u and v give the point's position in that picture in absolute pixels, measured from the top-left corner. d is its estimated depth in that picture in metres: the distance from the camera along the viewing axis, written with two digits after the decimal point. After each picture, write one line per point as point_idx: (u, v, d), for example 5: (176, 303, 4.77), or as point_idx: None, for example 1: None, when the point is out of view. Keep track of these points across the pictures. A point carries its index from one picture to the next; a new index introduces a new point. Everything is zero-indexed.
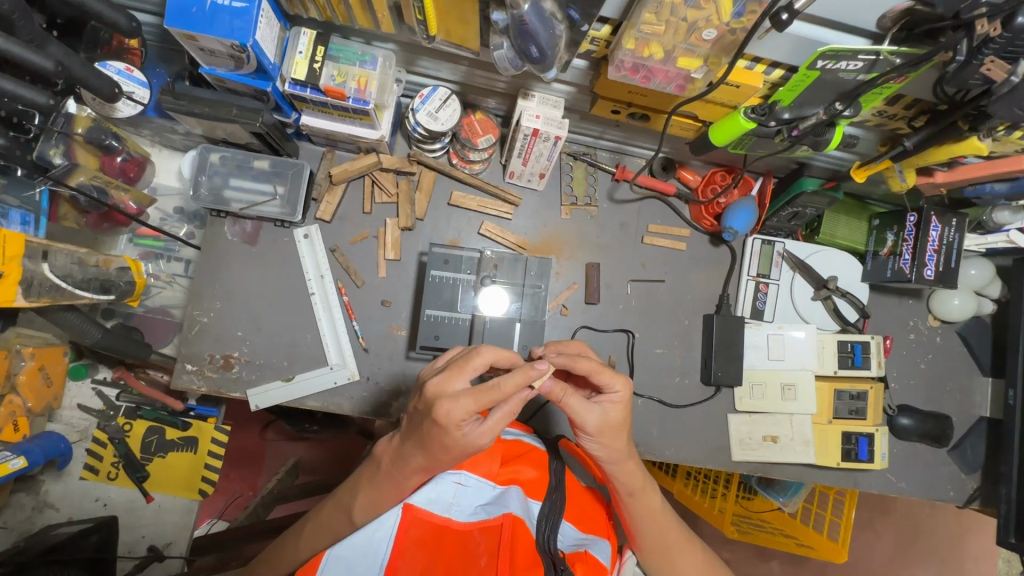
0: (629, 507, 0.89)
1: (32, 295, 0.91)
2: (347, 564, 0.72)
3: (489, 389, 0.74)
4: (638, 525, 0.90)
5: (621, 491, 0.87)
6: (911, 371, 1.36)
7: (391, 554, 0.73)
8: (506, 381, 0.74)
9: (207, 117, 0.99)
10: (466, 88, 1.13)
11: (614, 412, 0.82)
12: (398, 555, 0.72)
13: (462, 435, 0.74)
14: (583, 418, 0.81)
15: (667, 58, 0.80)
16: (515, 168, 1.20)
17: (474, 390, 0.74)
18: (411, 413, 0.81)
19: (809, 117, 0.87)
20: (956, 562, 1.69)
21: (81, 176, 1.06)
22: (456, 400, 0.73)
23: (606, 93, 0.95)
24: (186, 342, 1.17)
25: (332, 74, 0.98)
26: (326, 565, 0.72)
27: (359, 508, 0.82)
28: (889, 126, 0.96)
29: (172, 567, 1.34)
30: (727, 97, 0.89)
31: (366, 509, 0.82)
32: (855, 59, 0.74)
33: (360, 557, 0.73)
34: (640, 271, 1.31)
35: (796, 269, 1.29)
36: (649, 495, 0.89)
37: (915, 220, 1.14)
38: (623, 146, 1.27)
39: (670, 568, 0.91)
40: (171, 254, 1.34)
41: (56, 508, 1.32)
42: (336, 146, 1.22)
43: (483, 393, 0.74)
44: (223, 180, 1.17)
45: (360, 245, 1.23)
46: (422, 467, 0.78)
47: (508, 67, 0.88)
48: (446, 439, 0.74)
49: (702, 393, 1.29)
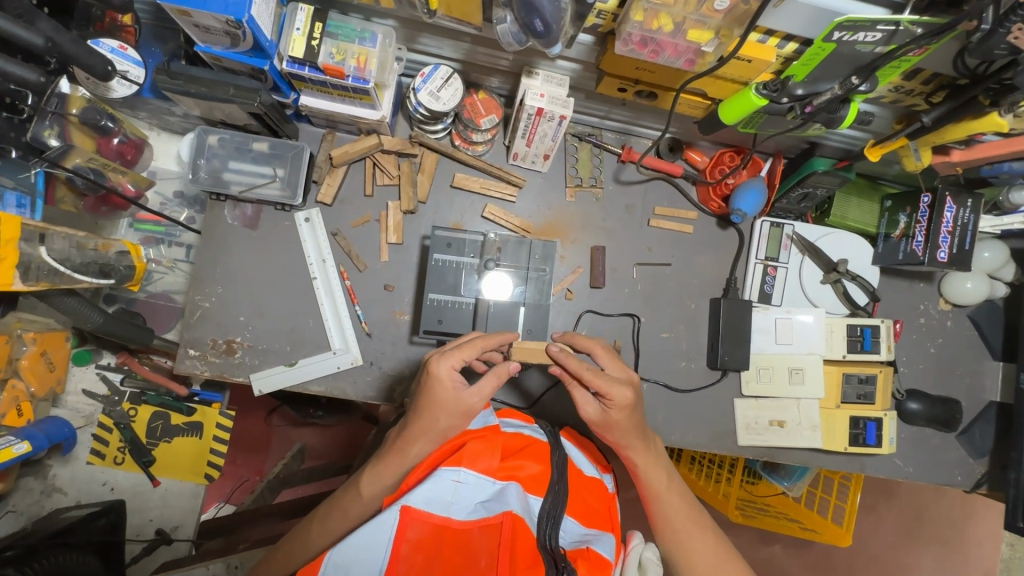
0: (646, 485, 0.97)
1: (31, 278, 0.90)
2: (345, 570, 0.69)
3: (469, 342, 0.89)
4: (655, 503, 0.97)
5: (639, 470, 0.96)
6: (921, 356, 1.35)
7: (389, 558, 0.70)
8: (485, 337, 0.92)
9: (204, 98, 0.97)
10: (469, 66, 1.10)
11: (613, 412, 0.91)
12: (396, 559, 0.70)
13: (454, 389, 0.87)
14: (585, 410, 0.93)
15: (677, 31, 0.77)
16: (518, 149, 1.17)
17: (460, 348, 0.89)
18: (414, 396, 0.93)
19: (823, 92, 0.83)
20: (959, 546, 1.69)
21: (76, 159, 1.04)
22: (444, 357, 0.88)
23: (612, 70, 0.92)
24: (188, 328, 1.16)
25: (331, 52, 0.95)
26: (325, 570, 0.70)
27: (366, 483, 0.88)
28: (904, 102, 0.93)
29: (180, 550, 1.36)
30: (737, 73, 0.86)
31: (373, 481, 0.88)
32: (874, 31, 0.71)
33: (358, 565, 0.70)
34: (646, 255, 1.29)
35: (805, 252, 1.27)
36: (666, 473, 0.98)
37: (929, 201, 1.12)
38: (630, 126, 1.25)
39: (681, 551, 0.94)
40: (172, 239, 1.33)
41: (64, 492, 1.33)
42: (337, 127, 1.20)
43: (467, 351, 0.89)
44: (222, 163, 1.15)
45: (362, 229, 1.21)
46: (431, 429, 0.87)
47: (512, 42, 0.85)
48: (442, 393, 0.86)
49: (707, 378, 1.27)
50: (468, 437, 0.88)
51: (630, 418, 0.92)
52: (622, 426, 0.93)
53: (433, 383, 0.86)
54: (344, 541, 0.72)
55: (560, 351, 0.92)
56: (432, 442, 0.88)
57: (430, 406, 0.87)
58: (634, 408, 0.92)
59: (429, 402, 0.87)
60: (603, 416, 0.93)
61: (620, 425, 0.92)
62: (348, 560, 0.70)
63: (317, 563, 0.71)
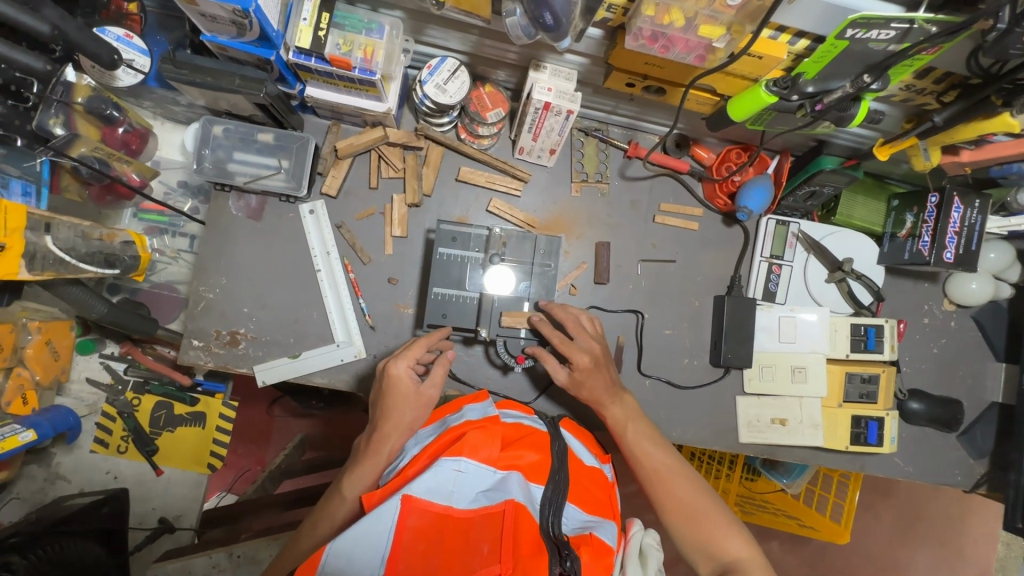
0: (626, 442, 1.04)
1: (36, 267, 0.90)
2: (347, 559, 0.68)
3: (415, 343, 1.02)
4: (636, 456, 1.02)
5: (616, 428, 1.06)
6: (923, 355, 1.34)
7: (391, 547, 0.69)
8: (429, 336, 1.05)
9: (209, 88, 0.96)
10: (475, 59, 1.09)
11: (580, 373, 1.05)
12: (397, 548, 0.69)
13: (413, 386, 0.97)
14: (555, 373, 1.07)
15: (689, 26, 0.77)
16: (524, 143, 1.17)
17: (409, 351, 1.01)
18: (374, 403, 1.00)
19: (833, 91, 0.83)
20: (955, 545, 1.70)
21: (82, 147, 1.03)
22: (397, 360, 0.99)
23: (621, 64, 0.91)
24: (192, 318, 1.16)
25: (338, 43, 0.94)
26: (326, 563, 0.67)
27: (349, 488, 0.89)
28: (915, 101, 0.92)
29: (183, 539, 1.37)
30: (749, 69, 0.85)
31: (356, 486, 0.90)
32: (887, 29, 0.71)
33: (359, 554, 0.68)
34: (651, 251, 1.28)
35: (810, 251, 1.26)
36: (642, 429, 1.05)
37: (937, 200, 1.12)
38: (636, 121, 1.24)
39: (664, 491, 0.97)
40: (176, 229, 1.33)
41: (67, 479, 1.34)
42: (342, 119, 1.19)
43: (416, 351, 1.01)
44: (227, 153, 1.15)
45: (367, 221, 1.21)
46: (403, 427, 0.94)
47: (521, 35, 0.84)
48: (401, 392, 0.96)
49: (710, 375, 1.28)
50: (467, 427, 0.85)
51: (598, 378, 1.06)
52: (596, 387, 1.06)
53: (391, 382, 0.97)
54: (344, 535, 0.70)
55: (538, 319, 1.08)
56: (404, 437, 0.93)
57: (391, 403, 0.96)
58: (596, 372, 1.05)
59: (391, 401, 0.96)
60: (575, 381, 1.06)
61: (593, 386, 1.06)
62: (350, 548, 0.69)
63: (318, 553, 0.68)
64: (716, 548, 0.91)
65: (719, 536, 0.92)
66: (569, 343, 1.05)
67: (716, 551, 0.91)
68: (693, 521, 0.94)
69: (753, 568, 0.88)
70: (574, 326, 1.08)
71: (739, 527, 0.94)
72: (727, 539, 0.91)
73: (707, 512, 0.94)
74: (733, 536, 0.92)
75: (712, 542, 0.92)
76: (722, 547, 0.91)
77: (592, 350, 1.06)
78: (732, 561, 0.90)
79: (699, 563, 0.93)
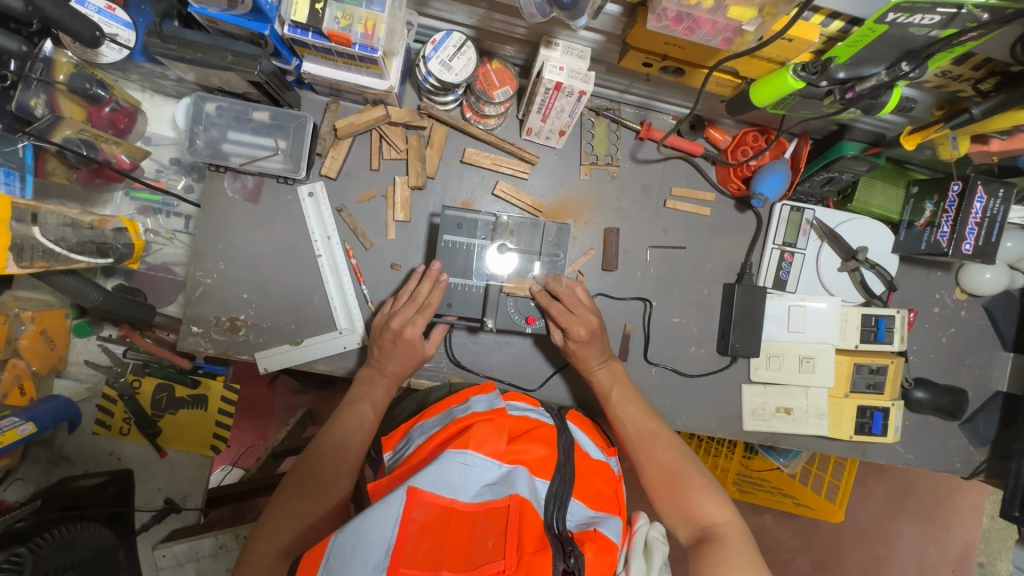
0: (611, 406, 1.07)
1: (24, 259, 0.87)
2: (352, 547, 0.64)
3: (428, 305, 1.06)
4: (621, 420, 1.05)
5: (602, 390, 1.09)
6: (932, 345, 1.33)
7: (396, 540, 0.65)
8: (431, 294, 1.07)
9: (200, 64, 0.91)
10: (483, 33, 1.03)
11: (579, 340, 1.07)
12: (402, 540, 0.65)
13: (421, 346, 1.06)
14: (554, 336, 1.10)
15: (717, 7, 0.72)
16: (533, 124, 1.12)
17: (422, 311, 1.06)
18: (375, 347, 1.07)
19: (867, 77, 0.78)
20: (942, 519, 1.74)
21: (66, 130, 0.99)
22: (413, 322, 1.05)
23: (639, 44, 0.86)
24: (190, 304, 1.13)
25: (336, 16, 0.87)
26: (332, 552, 0.64)
27: (365, 424, 0.99)
28: (949, 87, 0.87)
29: (189, 518, 1.39)
30: (775, 52, 0.80)
31: (366, 418, 0.99)
32: (932, 13, 0.67)
33: (365, 545, 0.64)
34: (660, 237, 1.25)
35: (824, 239, 1.22)
36: (628, 394, 1.07)
37: (960, 190, 1.08)
38: (651, 101, 1.19)
39: (646, 457, 0.99)
40: (170, 209, 1.28)
41: (70, 461, 1.35)
42: (341, 96, 1.13)
43: (429, 313, 1.06)
44: (221, 132, 1.11)
45: (368, 204, 1.16)
46: (395, 372, 1.06)
47: (535, 13, 0.80)
48: (408, 349, 1.05)
49: (716, 363, 1.26)
50: (474, 420, 0.82)
51: (593, 347, 1.08)
52: (588, 355, 1.09)
53: (405, 344, 1.04)
54: (349, 522, 0.66)
55: (539, 290, 1.08)
56: (393, 382, 1.06)
57: (392, 355, 1.05)
58: (598, 328, 1.08)
59: (402, 351, 1.05)
60: (570, 348, 1.09)
61: (586, 355, 1.09)
62: (357, 542, 0.64)
63: (325, 543, 0.65)
64: (695, 513, 0.90)
65: (697, 500, 0.91)
66: (569, 315, 1.06)
67: (693, 516, 0.90)
68: (672, 484, 0.94)
69: (730, 534, 0.86)
70: (571, 300, 1.08)
71: (721, 493, 0.92)
72: (704, 504, 0.90)
73: (687, 476, 0.94)
74: (711, 501, 0.90)
75: (690, 507, 0.91)
76: (701, 512, 0.90)
77: (590, 323, 1.07)
78: (709, 527, 0.88)
79: (679, 530, 0.92)
